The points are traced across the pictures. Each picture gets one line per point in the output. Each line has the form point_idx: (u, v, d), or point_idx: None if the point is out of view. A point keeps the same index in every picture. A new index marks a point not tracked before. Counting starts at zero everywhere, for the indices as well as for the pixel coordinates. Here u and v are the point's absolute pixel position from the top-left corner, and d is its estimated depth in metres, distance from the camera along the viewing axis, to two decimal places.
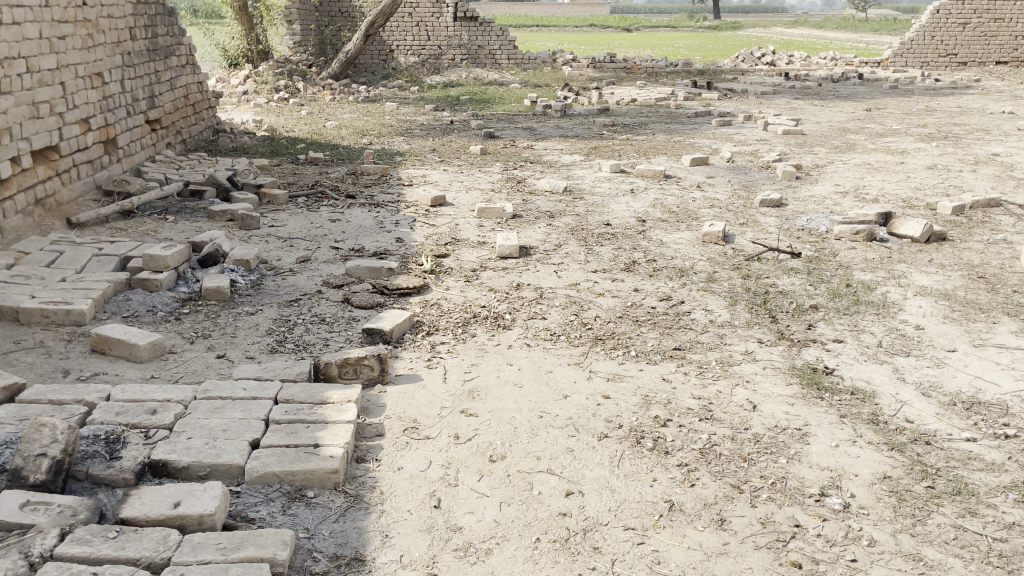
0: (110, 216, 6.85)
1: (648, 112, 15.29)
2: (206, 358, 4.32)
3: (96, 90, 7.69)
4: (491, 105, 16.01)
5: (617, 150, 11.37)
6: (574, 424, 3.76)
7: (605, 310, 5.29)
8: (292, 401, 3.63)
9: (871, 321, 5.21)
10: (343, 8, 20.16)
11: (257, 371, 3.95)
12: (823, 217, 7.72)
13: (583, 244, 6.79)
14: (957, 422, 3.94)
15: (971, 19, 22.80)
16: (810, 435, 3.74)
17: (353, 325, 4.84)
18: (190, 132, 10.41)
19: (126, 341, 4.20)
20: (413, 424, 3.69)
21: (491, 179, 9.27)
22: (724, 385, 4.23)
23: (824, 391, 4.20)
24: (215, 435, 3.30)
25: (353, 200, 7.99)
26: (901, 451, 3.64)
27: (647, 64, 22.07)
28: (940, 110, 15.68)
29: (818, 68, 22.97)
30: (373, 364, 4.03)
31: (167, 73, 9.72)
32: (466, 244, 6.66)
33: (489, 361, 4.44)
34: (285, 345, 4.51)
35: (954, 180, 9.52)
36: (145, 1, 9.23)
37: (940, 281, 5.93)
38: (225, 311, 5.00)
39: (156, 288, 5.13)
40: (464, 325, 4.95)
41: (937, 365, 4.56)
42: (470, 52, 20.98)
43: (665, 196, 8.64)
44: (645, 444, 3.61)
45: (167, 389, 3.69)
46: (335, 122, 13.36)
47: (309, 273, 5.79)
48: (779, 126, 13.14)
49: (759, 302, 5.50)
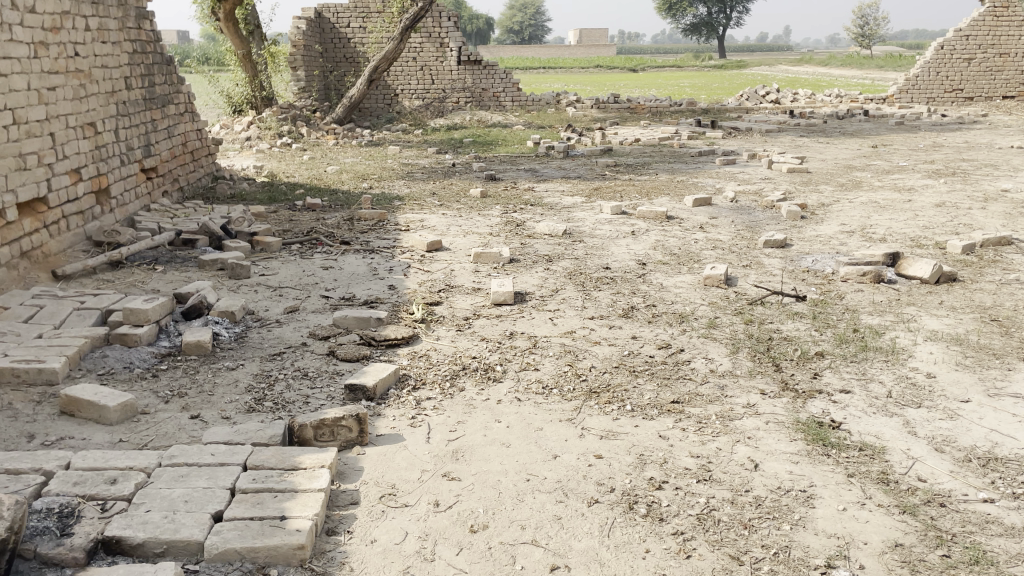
0: (97, 268, 6.72)
1: (652, 152, 15.20)
2: (179, 419, 4.13)
3: (89, 140, 7.63)
4: (494, 147, 15.98)
5: (619, 190, 11.23)
6: (563, 487, 3.53)
7: (601, 359, 5.08)
8: (262, 467, 3.44)
9: (879, 369, 4.97)
10: (348, 54, 20.33)
11: (230, 433, 3.75)
12: (829, 258, 7.50)
13: (580, 289, 6.60)
14: (972, 480, 3.68)
15: (975, 54, 22.79)
16: (816, 498, 3.50)
17: (337, 380, 4.64)
18: (187, 179, 10.35)
19: (95, 402, 4.04)
20: (391, 490, 3.48)
21: (490, 222, 9.14)
22: (724, 442, 3.99)
23: (831, 448, 3.95)
24: (175, 508, 3.12)
25: (347, 246, 7.85)
26: (913, 515, 3.39)
27: (652, 104, 22.08)
28: (947, 146, 15.53)
29: (823, 106, 22.94)
30: (351, 425, 3.83)
31: (165, 121, 9.69)
32: (460, 291, 6.48)
33: (476, 418, 4.21)
34: (263, 404, 4.31)
35: (964, 217, 9.31)
36: (142, 50, 9.23)
37: (951, 324, 5.69)
38: (205, 367, 4.82)
39: (134, 343, 4.97)
40: (452, 377, 4.75)
41: (950, 417, 4.31)
42: (474, 94, 21.06)
43: (667, 237, 8.47)
44: (638, 510, 3.37)
45: (131, 455, 3.51)
46: (336, 166, 13.32)
47: (296, 324, 5.61)
48: (784, 164, 13.00)
49: (762, 349, 5.28)
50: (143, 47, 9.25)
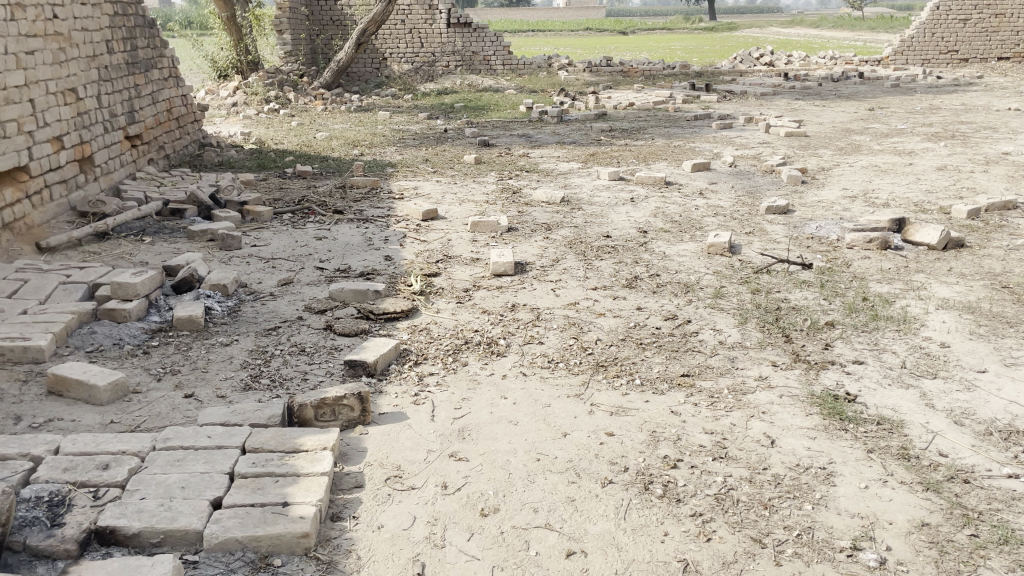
0: (83, 239, 6.50)
1: (646, 116, 14.96)
2: (172, 398, 3.97)
3: (70, 106, 7.36)
4: (486, 112, 15.69)
5: (616, 156, 11.02)
6: (575, 467, 3.40)
7: (606, 332, 4.93)
8: (261, 450, 3.29)
9: (892, 339, 4.85)
10: (335, 16, 19.84)
11: (226, 414, 3.60)
12: (833, 224, 7.37)
13: (581, 258, 6.44)
14: (995, 455, 3.58)
15: (971, 15, 22.48)
16: (836, 475, 3.38)
17: (335, 356, 4.48)
18: (174, 147, 10.07)
19: (84, 381, 3.87)
20: (396, 472, 3.34)
21: (485, 189, 8.94)
22: (739, 417, 3.87)
23: (848, 422, 3.83)
24: (172, 494, 2.98)
25: (340, 215, 7.64)
26: (937, 492, 3.29)
27: (645, 67, 21.72)
28: (944, 108, 15.35)
29: (818, 68, 22.68)
30: (353, 404, 3.68)
31: (149, 87, 9.39)
32: (459, 262, 6.30)
33: (481, 395, 4.07)
34: (260, 382, 4.15)
35: (966, 181, 9.17)
36: (123, 12, 8.91)
37: (962, 292, 5.57)
38: (198, 343, 4.65)
39: (124, 318, 4.79)
40: (454, 352, 4.59)
41: (967, 389, 4.20)
42: (464, 58, 20.65)
43: (667, 204, 8.29)
44: (654, 490, 3.25)
45: (124, 438, 3.35)
46: (325, 132, 13.02)
47: (290, 297, 5.43)
48: (781, 128, 12.80)
49: (770, 319, 5.14)
50: (124, 9, 8.92)
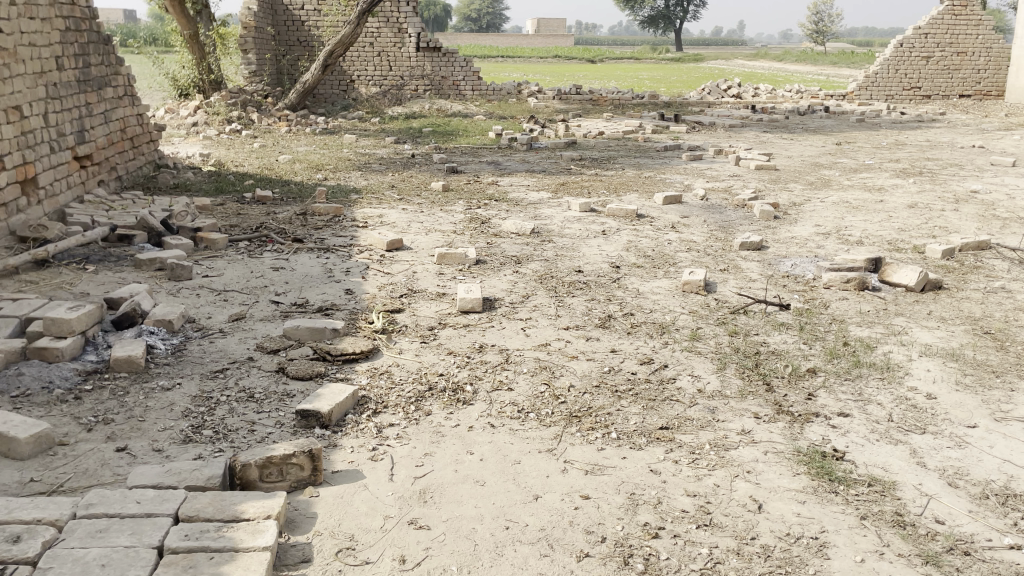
0: (20, 267, 6.08)
1: (616, 145, 14.82)
2: (102, 453, 3.59)
3: (13, 125, 6.95)
4: (455, 137, 15.47)
5: (586, 186, 10.82)
6: (547, 537, 3.10)
7: (580, 378, 4.64)
8: (196, 519, 2.93)
9: (876, 388, 4.64)
10: (302, 37, 19.55)
11: (160, 475, 3.23)
12: (808, 262, 7.21)
13: (552, 295, 6.17)
14: (994, 522, 3.35)
15: (934, 53, 22.89)
16: (830, 546, 3.12)
17: (286, 404, 4.12)
18: (127, 168, 9.65)
19: (2, 433, 3.48)
20: (349, 543, 3.01)
21: (453, 218, 8.65)
22: (722, 477, 3.60)
23: (838, 484, 3.58)
24: (90, 573, 2.61)
25: (300, 244, 7.29)
26: (937, 566, 3.04)
27: (614, 96, 21.72)
28: (909, 144, 15.46)
29: (785, 101, 22.88)
30: (302, 463, 3.34)
31: (102, 105, 8.98)
32: (424, 296, 5.99)
33: (445, 450, 3.75)
34: (201, 434, 3.78)
35: (938, 220, 9.09)
36: (76, 28, 8.53)
37: (943, 338, 5.38)
38: (136, 387, 4.26)
39: (56, 358, 4.39)
40: (417, 400, 4.27)
41: (958, 446, 3.98)
42: (433, 82, 20.46)
43: (639, 237, 8.09)
44: (634, 566, 2.96)
45: (42, 503, 2.98)
46: (288, 155, 12.66)
47: (242, 335, 5.07)
48: (751, 161, 12.73)
49: (751, 365, 4.90)
50: (77, 24, 8.55)
